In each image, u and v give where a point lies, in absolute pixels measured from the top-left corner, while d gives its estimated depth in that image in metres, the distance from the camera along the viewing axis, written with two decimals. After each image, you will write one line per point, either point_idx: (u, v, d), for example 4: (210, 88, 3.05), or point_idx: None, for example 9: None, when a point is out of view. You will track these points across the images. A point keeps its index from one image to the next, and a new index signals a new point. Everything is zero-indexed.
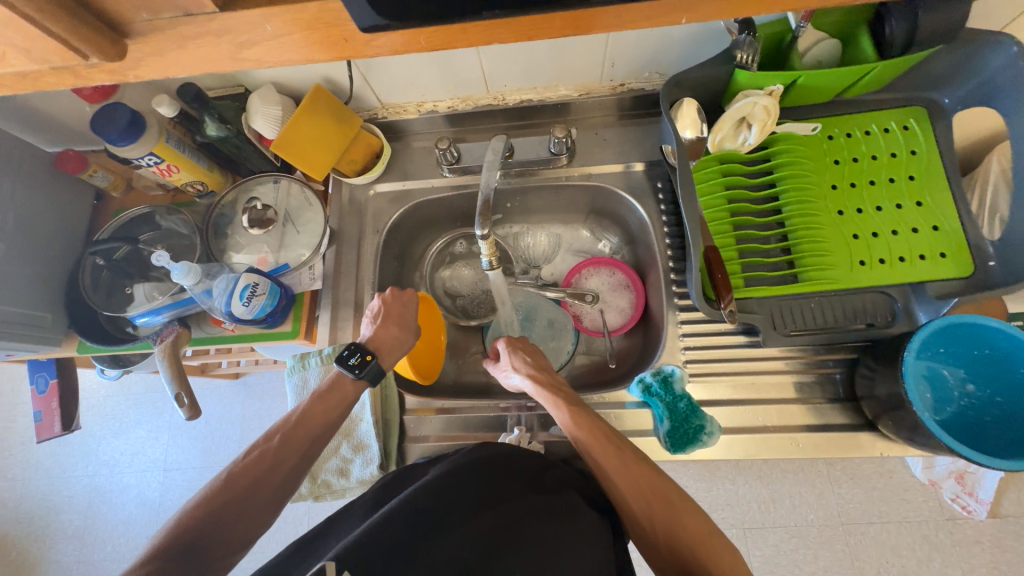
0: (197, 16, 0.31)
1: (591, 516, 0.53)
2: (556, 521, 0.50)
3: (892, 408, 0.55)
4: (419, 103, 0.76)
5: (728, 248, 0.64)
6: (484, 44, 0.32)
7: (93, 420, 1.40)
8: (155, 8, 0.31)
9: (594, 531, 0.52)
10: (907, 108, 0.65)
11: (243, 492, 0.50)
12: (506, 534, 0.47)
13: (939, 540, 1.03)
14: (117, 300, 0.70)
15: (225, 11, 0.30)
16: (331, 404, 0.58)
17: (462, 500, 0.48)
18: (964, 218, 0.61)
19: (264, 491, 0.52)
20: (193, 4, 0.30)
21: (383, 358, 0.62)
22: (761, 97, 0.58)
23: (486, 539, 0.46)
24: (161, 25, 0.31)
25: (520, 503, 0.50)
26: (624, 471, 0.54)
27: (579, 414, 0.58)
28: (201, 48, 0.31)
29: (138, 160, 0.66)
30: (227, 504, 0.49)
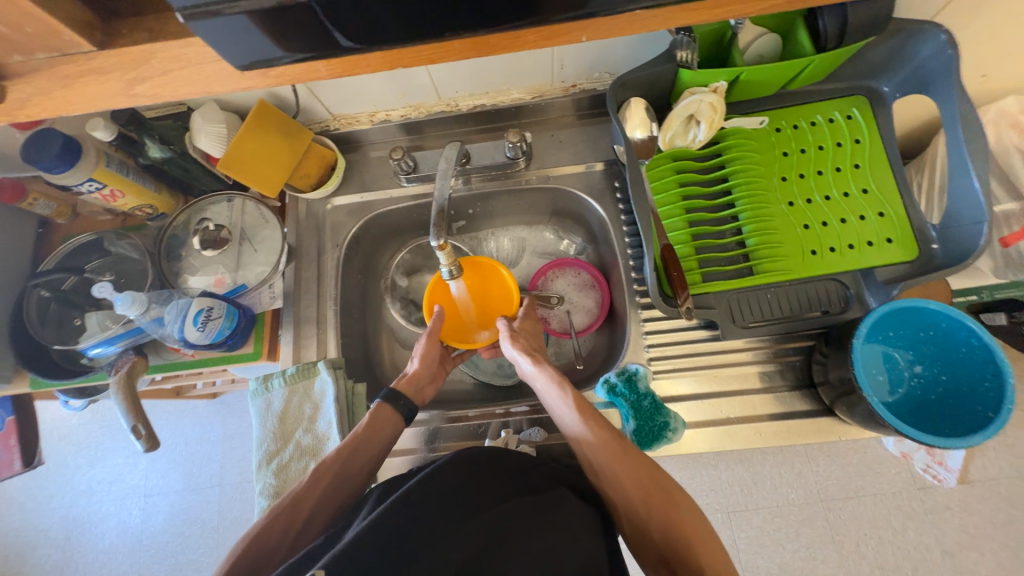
0: (74, 55, 0.30)
1: (578, 506, 0.53)
2: (546, 515, 0.49)
3: (844, 394, 0.57)
4: (370, 113, 0.75)
5: (685, 244, 0.64)
6: (385, 70, 0.32)
7: (66, 451, 1.35)
8: (28, 49, 0.29)
9: (587, 525, 0.51)
10: (850, 97, 0.66)
11: (287, 517, 0.51)
12: (496, 538, 0.46)
13: (913, 509, 1.06)
14: (68, 332, 0.67)
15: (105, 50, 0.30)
16: (367, 435, 0.58)
17: (453, 512, 0.47)
18: (907, 203, 0.63)
19: (302, 513, 0.52)
20: (67, 43, 0.29)
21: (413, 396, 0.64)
22: (707, 94, 0.59)
23: (474, 548, 0.45)
24: (38, 66, 0.30)
25: (509, 503, 0.49)
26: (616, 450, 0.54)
27: (586, 412, 0.57)
28: (87, 86, 0.30)
29: (78, 187, 0.64)
30: (280, 523, 0.50)
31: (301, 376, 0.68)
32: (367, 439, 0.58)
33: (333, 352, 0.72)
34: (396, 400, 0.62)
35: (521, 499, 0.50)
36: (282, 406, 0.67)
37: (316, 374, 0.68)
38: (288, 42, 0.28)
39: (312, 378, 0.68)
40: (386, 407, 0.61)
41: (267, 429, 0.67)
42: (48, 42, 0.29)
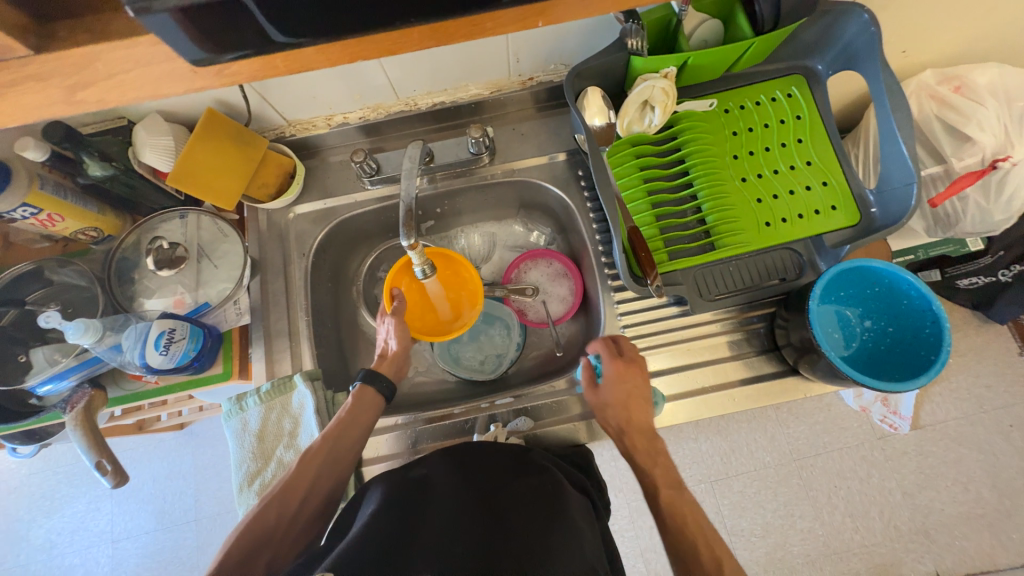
0: None
1: (572, 493, 0.54)
2: (542, 503, 0.51)
3: (805, 352, 0.61)
4: (327, 117, 0.73)
5: (650, 226, 0.67)
6: (346, 63, 0.32)
7: (18, 504, 1.25)
8: None
9: (579, 511, 0.52)
10: (789, 76, 0.71)
11: (281, 505, 0.53)
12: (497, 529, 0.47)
13: (875, 458, 1.15)
14: (11, 371, 0.62)
15: (42, 53, 0.28)
16: (348, 421, 0.59)
17: (458, 508, 0.50)
18: (847, 172, 0.67)
19: (296, 499, 0.54)
20: None
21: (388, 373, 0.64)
22: (658, 80, 0.61)
23: (480, 536, 0.46)
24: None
25: (508, 490, 0.53)
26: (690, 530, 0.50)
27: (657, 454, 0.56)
28: (24, 94, 0.28)
29: (10, 213, 0.59)
30: (275, 508, 0.52)
31: (278, 392, 0.66)
32: (351, 423, 0.58)
33: (309, 364, 0.70)
34: (375, 381, 0.62)
35: (520, 483, 0.54)
36: (259, 425, 0.65)
37: (293, 388, 0.66)
38: (244, 35, 0.28)
39: (289, 392, 0.66)
40: (367, 389, 0.61)
41: (245, 450, 0.64)
42: None
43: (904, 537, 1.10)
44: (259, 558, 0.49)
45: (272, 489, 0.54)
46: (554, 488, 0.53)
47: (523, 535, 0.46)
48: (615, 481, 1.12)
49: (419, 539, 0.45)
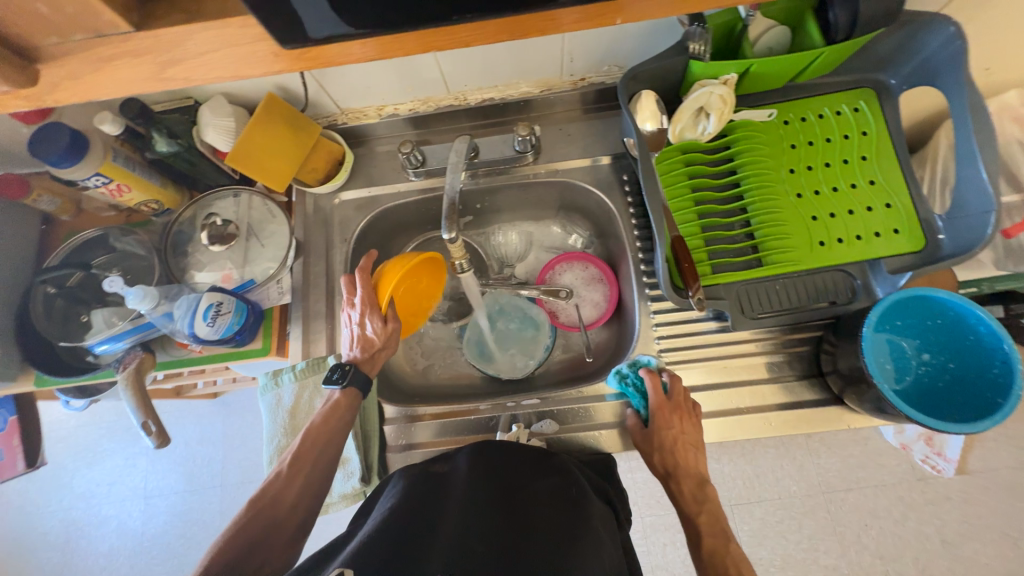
0: (110, 36, 0.29)
1: (596, 503, 0.53)
2: (564, 509, 0.50)
3: (854, 382, 0.58)
4: (379, 107, 0.75)
5: (695, 236, 0.65)
6: (419, 52, 0.32)
7: (64, 452, 1.34)
8: (64, 30, 0.29)
9: (600, 521, 0.51)
10: (857, 89, 0.67)
11: (268, 514, 0.53)
12: (521, 531, 0.47)
13: (913, 500, 1.08)
14: (74, 329, 0.67)
15: (141, 30, 0.30)
16: (329, 424, 0.59)
17: (480, 505, 0.50)
18: (914, 194, 0.63)
19: (282, 508, 0.54)
20: (105, 24, 0.29)
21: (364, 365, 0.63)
22: (717, 86, 0.59)
23: (502, 537, 0.46)
24: (73, 48, 0.30)
25: (527, 490, 0.53)
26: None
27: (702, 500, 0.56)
28: (122, 69, 0.30)
29: (84, 181, 0.63)
30: (261, 516, 0.52)
31: (312, 371, 0.68)
32: (329, 428, 0.58)
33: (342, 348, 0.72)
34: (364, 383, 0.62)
35: (542, 484, 0.53)
36: (292, 401, 0.67)
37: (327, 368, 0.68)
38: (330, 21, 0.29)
39: (322, 372, 0.68)
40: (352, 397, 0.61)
41: (277, 425, 0.67)
42: (85, 22, 0.29)
43: None
44: (245, 568, 0.49)
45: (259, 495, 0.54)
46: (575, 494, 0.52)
47: (542, 542, 0.46)
48: (630, 494, 1.10)
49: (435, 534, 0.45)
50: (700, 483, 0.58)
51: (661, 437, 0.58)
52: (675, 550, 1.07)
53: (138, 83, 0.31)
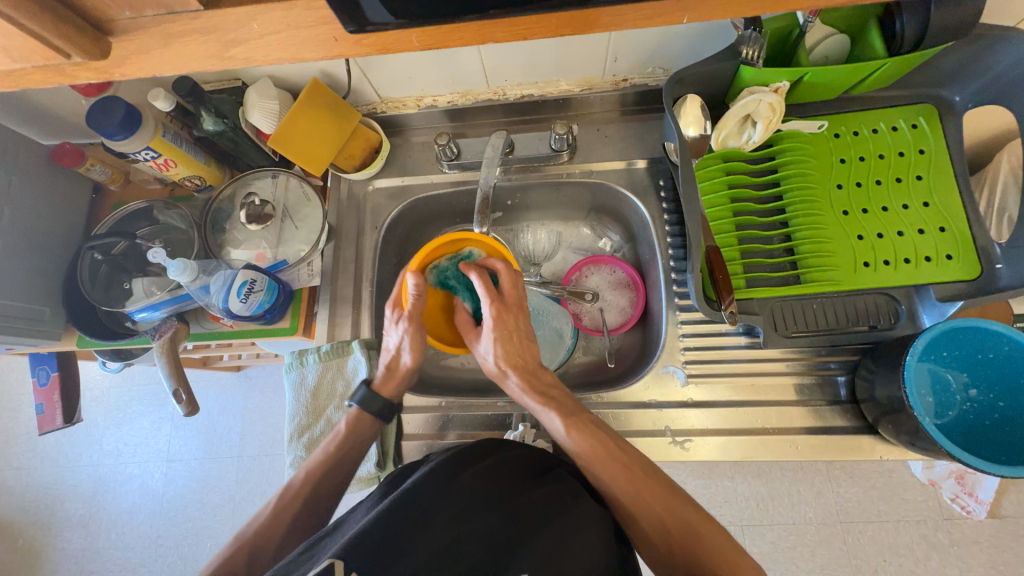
0: (181, 14, 0.30)
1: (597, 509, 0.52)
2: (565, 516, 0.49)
3: (891, 412, 0.55)
4: (418, 98, 0.75)
5: (730, 248, 0.63)
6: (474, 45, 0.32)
7: (96, 411, 1.41)
8: (138, 5, 0.30)
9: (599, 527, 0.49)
10: (916, 104, 0.64)
11: (250, 556, 0.51)
12: (519, 532, 0.46)
13: (937, 539, 1.03)
14: (116, 295, 0.70)
15: (210, 10, 0.30)
16: (342, 452, 0.60)
17: (479, 499, 0.48)
18: (972, 219, 0.60)
19: (267, 554, 0.52)
20: (176, 2, 0.30)
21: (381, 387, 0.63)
22: (767, 94, 0.58)
23: (500, 538, 0.45)
24: (146, 23, 0.31)
25: (529, 489, 0.51)
26: (652, 504, 0.52)
27: (582, 435, 0.55)
28: (186, 46, 0.31)
29: (135, 154, 0.66)
30: (244, 554, 0.51)
31: (335, 354, 0.69)
32: (338, 458, 0.59)
33: (365, 333, 0.73)
34: (369, 402, 0.62)
35: (548, 486, 0.52)
36: (315, 382, 0.69)
37: (350, 353, 0.69)
38: (394, 6, 0.29)
39: (345, 356, 0.69)
40: (363, 411, 0.62)
41: (300, 403, 0.69)
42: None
43: None
44: None
45: (242, 534, 0.53)
46: (577, 501, 0.51)
47: (539, 549, 0.45)
48: None
49: (435, 525, 0.44)
50: (535, 368, 0.60)
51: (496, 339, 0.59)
52: None
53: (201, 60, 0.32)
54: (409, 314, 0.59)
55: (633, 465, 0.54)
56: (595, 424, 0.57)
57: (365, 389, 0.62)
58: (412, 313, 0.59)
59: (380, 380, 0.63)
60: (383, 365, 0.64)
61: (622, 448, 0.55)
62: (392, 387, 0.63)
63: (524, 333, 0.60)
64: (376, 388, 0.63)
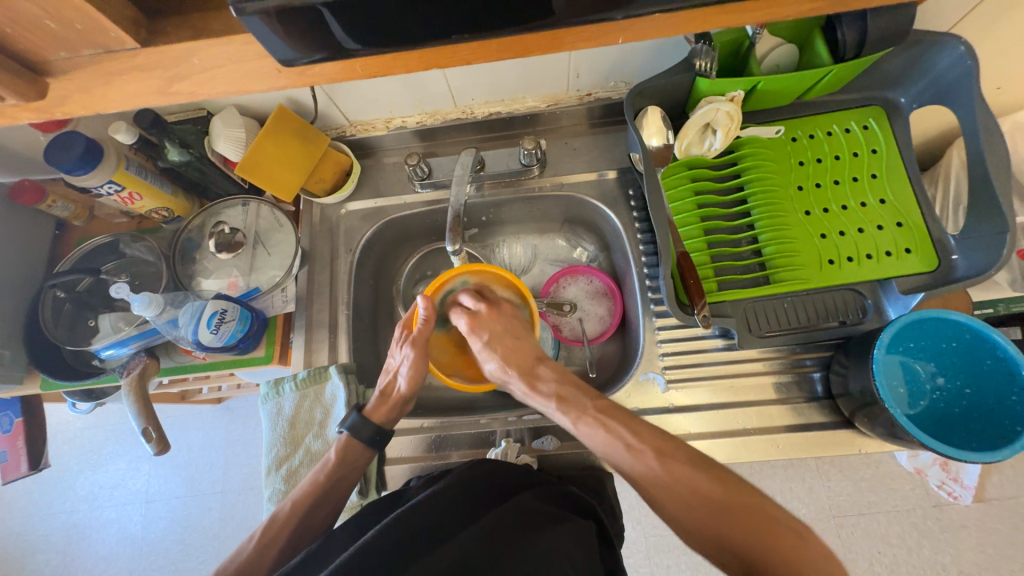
0: (117, 52, 0.30)
1: (576, 523, 0.51)
2: (542, 532, 0.48)
3: (865, 405, 0.56)
4: (387, 120, 0.76)
5: (701, 253, 0.64)
6: (420, 68, 0.33)
7: (69, 454, 1.34)
8: (74, 46, 0.30)
9: (578, 542, 0.49)
10: (866, 107, 0.67)
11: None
12: (492, 549, 0.45)
13: (927, 527, 1.04)
14: (81, 334, 0.67)
15: (148, 47, 0.30)
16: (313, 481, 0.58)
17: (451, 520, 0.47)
18: (926, 214, 0.62)
19: None
20: (112, 40, 0.30)
21: (376, 415, 0.62)
22: (724, 103, 0.59)
23: (470, 553, 0.43)
24: (82, 62, 0.30)
25: (507, 504, 0.50)
26: (678, 486, 0.45)
27: (585, 428, 0.53)
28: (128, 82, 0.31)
29: (97, 188, 0.65)
30: None
31: (313, 380, 0.68)
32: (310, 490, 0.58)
33: (344, 357, 0.72)
34: (346, 427, 0.60)
35: (524, 496, 0.52)
36: (293, 411, 0.67)
37: (328, 379, 0.68)
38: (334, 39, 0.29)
39: (323, 382, 0.68)
40: (354, 440, 0.60)
41: (278, 433, 0.67)
42: (91, 38, 0.29)
43: None
44: None
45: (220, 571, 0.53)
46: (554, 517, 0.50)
47: (521, 560, 0.44)
48: (633, 511, 1.07)
49: (416, 557, 0.42)
50: (534, 373, 0.59)
51: (489, 348, 0.62)
52: (680, 572, 1.04)
53: (145, 96, 0.32)
54: (415, 338, 0.62)
55: (649, 448, 0.48)
56: (606, 412, 0.52)
57: (357, 416, 0.61)
58: (418, 337, 0.62)
59: (372, 406, 0.63)
60: (379, 390, 0.64)
61: (638, 432, 0.50)
62: (383, 412, 0.62)
63: (511, 330, 0.62)
64: (371, 416, 0.62)
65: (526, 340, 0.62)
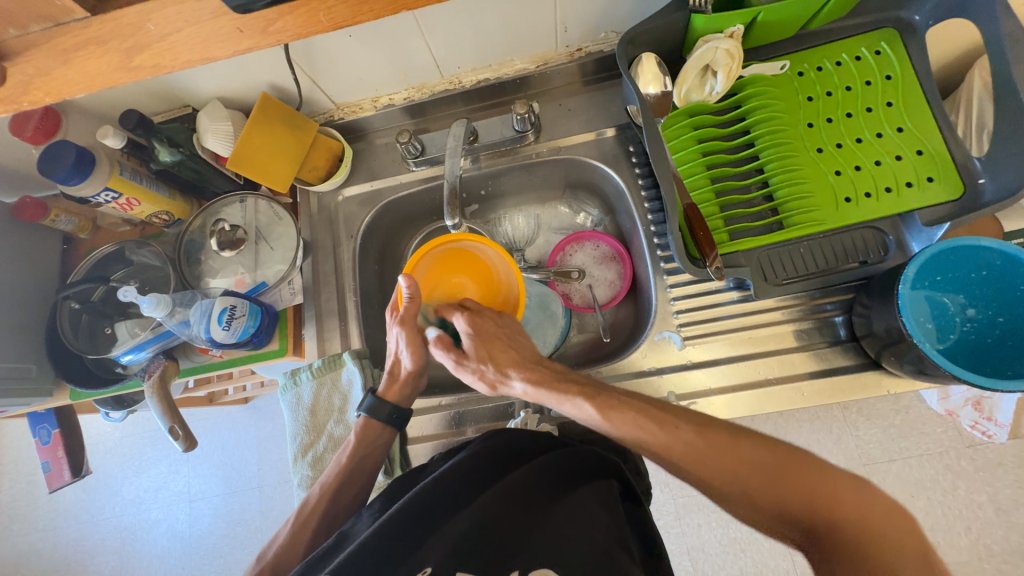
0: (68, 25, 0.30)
1: (598, 486, 0.51)
2: (560, 500, 0.48)
3: (891, 344, 0.54)
4: (373, 99, 0.74)
5: (709, 203, 0.62)
6: (384, 11, 0.31)
7: (112, 462, 1.40)
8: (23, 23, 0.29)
9: (600, 505, 0.48)
10: (877, 31, 0.62)
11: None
12: (512, 511, 0.46)
13: (961, 468, 1.02)
14: (101, 342, 0.69)
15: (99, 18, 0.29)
16: (336, 466, 0.60)
17: (473, 488, 0.48)
18: (948, 138, 0.58)
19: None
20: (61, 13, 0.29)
21: (387, 391, 0.61)
22: (722, 41, 0.57)
23: (491, 516, 0.45)
24: (36, 41, 0.30)
25: (529, 467, 0.50)
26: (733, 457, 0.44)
27: (613, 416, 0.47)
28: (88, 62, 0.31)
29: (95, 197, 0.65)
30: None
31: (328, 368, 0.69)
32: (336, 473, 0.59)
33: (357, 343, 0.72)
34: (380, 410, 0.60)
35: (546, 456, 0.51)
36: (312, 399, 0.68)
37: (342, 365, 0.68)
38: None
39: (338, 369, 0.68)
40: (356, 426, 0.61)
41: (299, 423, 0.68)
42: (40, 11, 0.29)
43: (994, 558, 0.98)
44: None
45: (255, 560, 0.55)
46: (576, 481, 0.51)
47: (541, 529, 0.45)
48: (660, 475, 1.08)
49: (438, 529, 0.43)
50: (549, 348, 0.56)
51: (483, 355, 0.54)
52: (711, 530, 1.04)
53: (107, 73, 0.31)
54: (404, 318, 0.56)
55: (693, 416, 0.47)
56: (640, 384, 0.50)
57: (372, 398, 0.60)
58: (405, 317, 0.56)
59: (385, 385, 0.62)
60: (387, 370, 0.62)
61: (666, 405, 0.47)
62: (396, 391, 0.61)
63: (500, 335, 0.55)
64: (385, 398, 0.61)
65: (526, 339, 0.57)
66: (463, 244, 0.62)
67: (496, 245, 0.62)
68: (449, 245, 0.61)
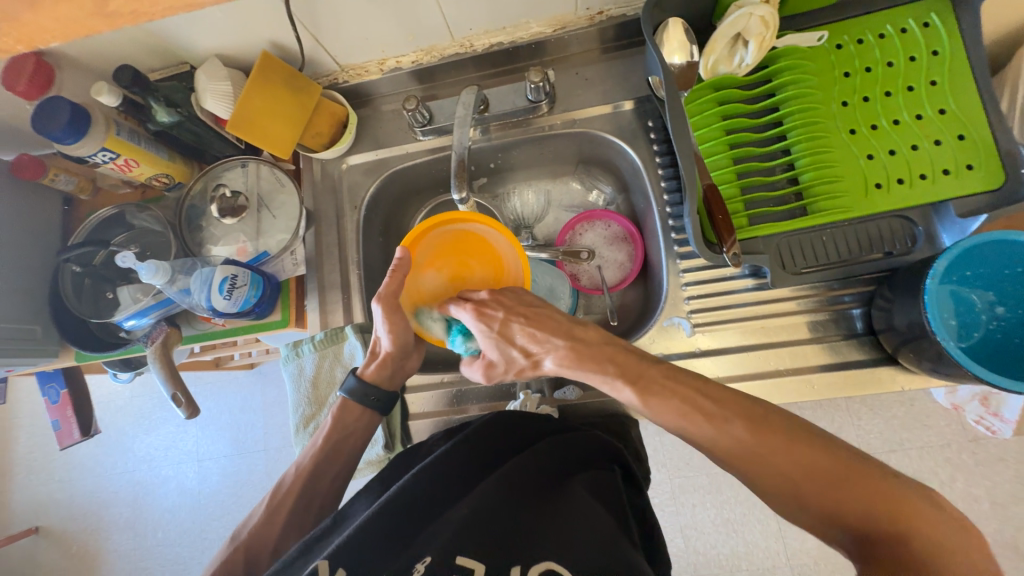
0: None
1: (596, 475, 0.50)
2: (557, 487, 0.48)
3: (912, 340, 0.52)
4: (380, 61, 0.70)
5: (729, 184, 0.59)
6: None
7: (124, 420, 1.44)
8: None
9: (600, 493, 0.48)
10: (926, 1, 0.57)
11: (261, 549, 0.54)
12: (515, 498, 0.45)
13: (962, 461, 1.02)
14: (104, 306, 0.68)
15: None
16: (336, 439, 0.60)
17: (469, 475, 0.48)
18: (995, 123, 0.54)
19: (269, 544, 0.55)
20: None
21: (365, 373, 0.61)
22: (757, 7, 0.53)
23: (491, 502, 0.44)
24: None
25: (525, 455, 0.50)
26: (762, 461, 0.42)
27: (654, 400, 0.48)
28: (59, 7, 0.25)
29: (92, 157, 0.63)
30: (251, 545, 0.54)
31: (330, 341, 0.68)
32: (336, 446, 0.60)
33: (359, 317, 0.71)
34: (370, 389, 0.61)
35: (542, 443, 0.51)
36: (314, 371, 0.68)
37: (344, 339, 0.67)
38: None
39: (340, 343, 0.68)
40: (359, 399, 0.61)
41: (301, 394, 0.68)
42: None
43: (985, 549, 0.99)
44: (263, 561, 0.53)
45: (239, 534, 0.56)
46: (573, 469, 0.50)
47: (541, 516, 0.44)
48: (659, 455, 1.09)
49: (437, 516, 0.43)
50: (574, 337, 0.53)
51: (516, 329, 0.54)
52: (706, 511, 1.06)
53: None
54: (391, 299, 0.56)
55: (711, 417, 0.45)
56: (657, 380, 0.49)
57: (352, 378, 0.60)
58: (386, 294, 0.56)
59: (365, 366, 0.62)
60: (370, 351, 0.62)
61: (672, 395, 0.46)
62: (375, 371, 0.61)
63: (525, 314, 0.54)
64: (367, 379, 0.61)
65: (553, 313, 0.55)
66: (468, 224, 0.59)
67: (501, 227, 0.59)
68: (460, 224, 0.59)
